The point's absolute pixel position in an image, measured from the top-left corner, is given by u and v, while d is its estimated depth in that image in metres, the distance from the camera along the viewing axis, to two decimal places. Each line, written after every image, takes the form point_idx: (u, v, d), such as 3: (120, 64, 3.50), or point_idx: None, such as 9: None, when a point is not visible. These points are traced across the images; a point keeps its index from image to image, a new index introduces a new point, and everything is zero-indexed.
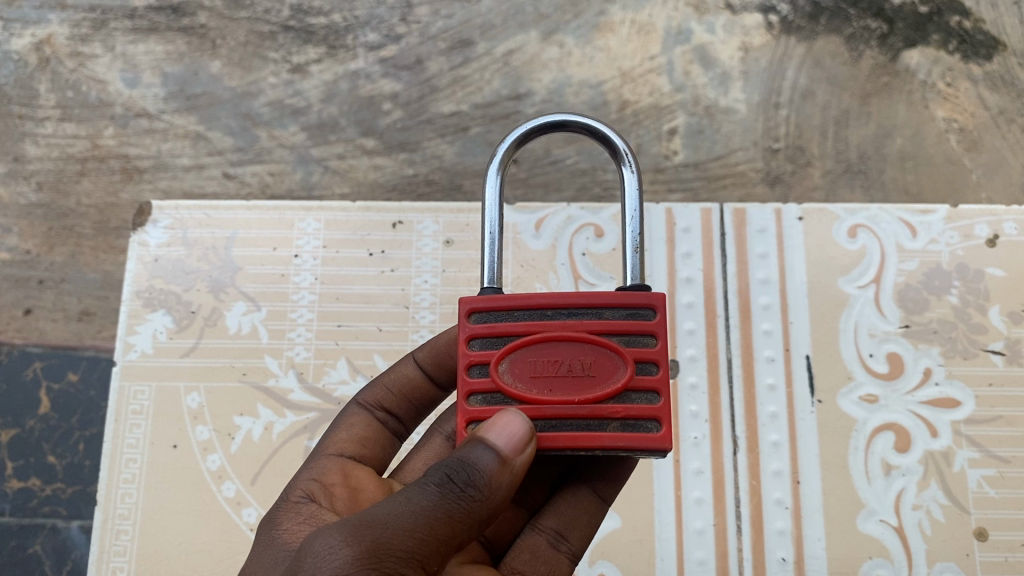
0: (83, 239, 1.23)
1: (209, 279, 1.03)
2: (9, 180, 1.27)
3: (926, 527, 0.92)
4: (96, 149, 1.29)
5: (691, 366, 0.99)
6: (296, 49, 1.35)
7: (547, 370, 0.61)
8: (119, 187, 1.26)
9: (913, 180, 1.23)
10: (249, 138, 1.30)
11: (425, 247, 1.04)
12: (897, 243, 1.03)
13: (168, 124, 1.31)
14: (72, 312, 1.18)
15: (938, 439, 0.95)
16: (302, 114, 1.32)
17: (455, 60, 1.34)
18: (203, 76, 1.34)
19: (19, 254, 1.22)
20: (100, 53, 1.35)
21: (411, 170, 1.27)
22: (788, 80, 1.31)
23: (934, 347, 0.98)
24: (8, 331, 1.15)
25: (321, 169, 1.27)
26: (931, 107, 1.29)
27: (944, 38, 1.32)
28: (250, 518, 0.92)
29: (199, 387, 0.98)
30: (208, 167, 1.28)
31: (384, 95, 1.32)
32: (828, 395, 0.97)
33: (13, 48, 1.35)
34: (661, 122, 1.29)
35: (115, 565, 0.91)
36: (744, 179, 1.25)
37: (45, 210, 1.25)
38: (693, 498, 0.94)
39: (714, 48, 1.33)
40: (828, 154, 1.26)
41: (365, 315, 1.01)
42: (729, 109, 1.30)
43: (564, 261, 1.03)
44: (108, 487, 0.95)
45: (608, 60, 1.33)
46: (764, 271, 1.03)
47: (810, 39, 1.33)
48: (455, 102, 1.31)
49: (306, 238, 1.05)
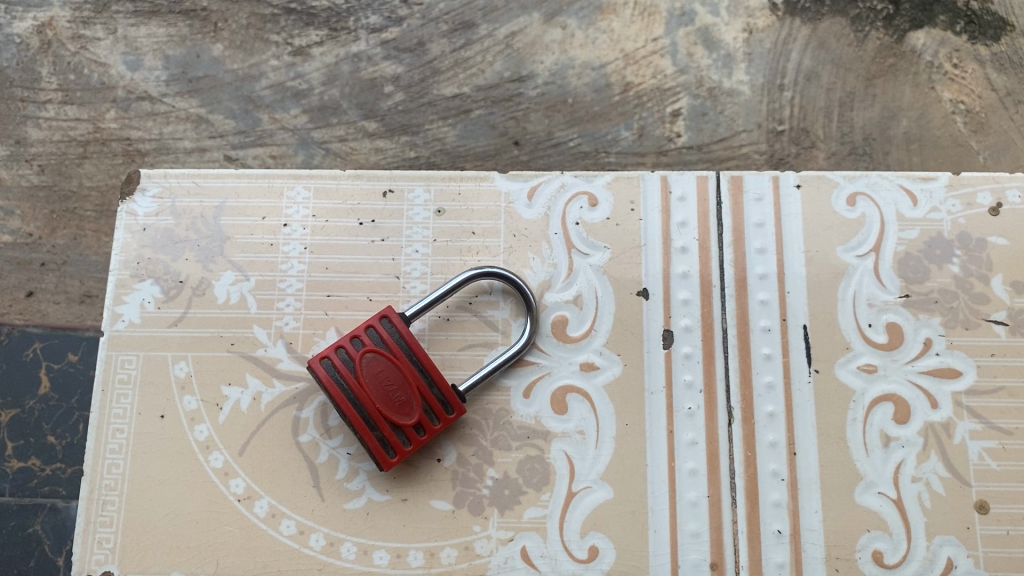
0: (84, 222, 1.43)
1: (199, 249, 1.01)
2: (13, 162, 1.44)
3: (926, 500, 0.91)
4: (99, 132, 1.44)
5: (685, 337, 0.96)
6: (298, 32, 1.46)
7: (379, 383, 0.88)
8: (122, 169, 1.42)
9: (918, 162, 1.36)
10: (251, 121, 1.43)
11: (416, 217, 1.02)
12: (897, 211, 1.00)
13: (171, 107, 1.44)
14: (74, 294, 1.41)
15: (938, 410, 0.93)
16: (304, 96, 1.44)
17: (458, 43, 1.44)
18: (205, 59, 1.46)
19: (21, 237, 1.42)
20: (102, 37, 1.47)
21: (414, 152, 1.41)
22: (792, 62, 1.40)
23: (934, 318, 0.96)
24: (12, 313, 1.39)
25: (323, 151, 1.42)
26: (938, 89, 1.39)
27: (950, 19, 1.41)
28: (238, 489, 0.92)
29: (186, 357, 0.97)
30: (210, 150, 1.42)
31: (386, 78, 1.44)
32: (825, 365, 0.95)
33: (16, 31, 1.49)
34: (664, 104, 1.40)
35: (101, 536, 0.91)
36: (748, 161, 1.37)
37: (48, 192, 1.44)
38: (687, 470, 0.92)
39: (718, 30, 1.43)
40: (832, 136, 1.37)
41: (356, 284, 0.99)
42: (733, 91, 1.40)
43: (557, 231, 1.01)
44: (94, 458, 0.93)
45: (612, 42, 1.43)
46: (761, 240, 0.99)
47: (814, 21, 1.42)
48: (457, 84, 1.43)
49: (295, 207, 1.02)
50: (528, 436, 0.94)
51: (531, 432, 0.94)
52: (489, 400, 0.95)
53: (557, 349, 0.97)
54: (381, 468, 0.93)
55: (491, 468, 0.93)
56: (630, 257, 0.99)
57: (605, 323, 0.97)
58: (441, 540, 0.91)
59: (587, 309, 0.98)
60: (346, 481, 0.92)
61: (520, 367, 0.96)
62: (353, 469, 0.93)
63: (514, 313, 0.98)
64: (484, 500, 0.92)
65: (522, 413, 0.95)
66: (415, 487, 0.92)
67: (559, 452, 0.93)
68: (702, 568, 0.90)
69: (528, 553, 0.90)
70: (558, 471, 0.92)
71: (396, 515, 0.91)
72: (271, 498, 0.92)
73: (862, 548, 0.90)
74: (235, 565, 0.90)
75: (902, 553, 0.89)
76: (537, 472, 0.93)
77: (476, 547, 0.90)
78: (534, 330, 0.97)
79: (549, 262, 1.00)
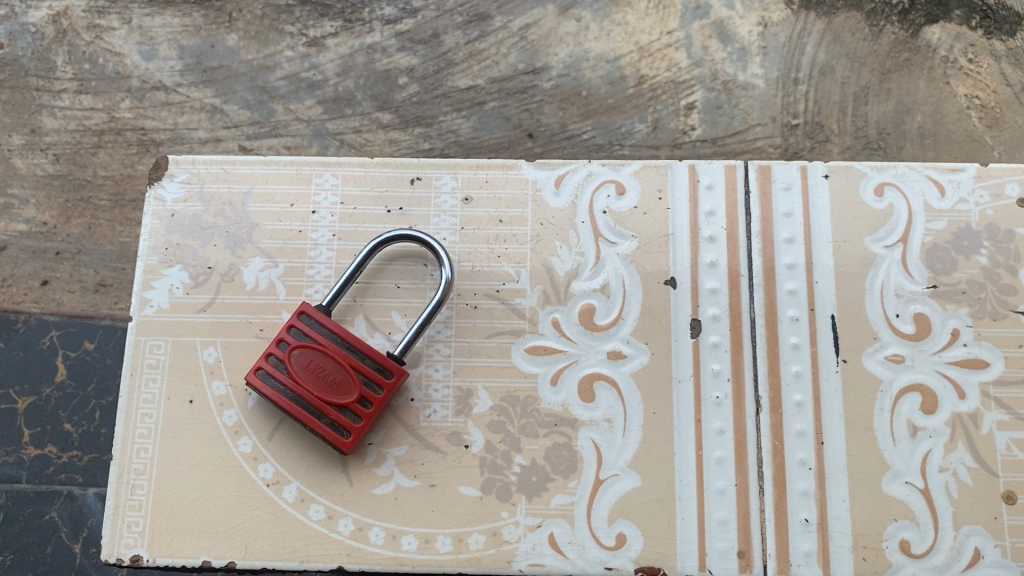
0: (99, 211, 1.55)
1: (227, 235, 1.01)
2: (29, 151, 1.58)
3: (953, 490, 0.91)
4: (113, 122, 1.59)
5: (713, 326, 0.96)
6: (312, 23, 1.63)
7: (312, 373, 0.90)
8: (135, 159, 1.57)
9: (931, 155, 1.50)
10: (265, 111, 1.58)
11: (443, 205, 1.02)
12: (924, 202, 1.00)
13: (185, 97, 1.60)
14: (89, 283, 1.51)
15: (965, 401, 0.93)
16: (318, 88, 1.60)
17: (472, 35, 1.60)
18: (220, 49, 1.62)
19: (36, 226, 1.55)
20: (117, 27, 1.64)
21: (428, 143, 1.56)
22: (807, 56, 1.55)
23: (962, 308, 0.96)
24: (27, 301, 1.49)
25: (338, 142, 1.57)
26: (952, 84, 1.54)
27: (966, 14, 1.57)
28: (267, 474, 0.93)
29: (215, 343, 0.97)
30: (225, 140, 1.57)
31: (400, 69, 1.60)
32: (853, 355, 0.95)
33: (32, 21, 1.66)
34: (679, 97, 1.56)
35: (130, 520, 0.91)
36: (761, 153, 1.52)
37: (62, 181, 1.56)
38: (715, 458, 0.92)
39: (733, 22, 1.59)
40: (847, 130, 1.51)
41: (384, 271, 0.99)
42: (747, 84, 1.55)
43: (584, 220, 1.01)
44: (123, 442, 0.94)
45: (626, 34, 1.59)
46: (789, 230, 0.99)
47: (829, 14, 1.57)
48: (470, 76, 1.58)
49: (324, 193, 1.02)
50: (555, 424, 0.94)
51: (558, 419, 0.94)
52: (517, 387, 0.95)
53: (584, 337, 0.97)
54: (410, 454, 0.93)
55: (519, 455, 0.93)
56: (658, 246, 0.99)
57: (633, 312, 0.97)
58: (469, 525, 0.91)
59: (614, 297, 0.98)
60: (375, 466, 0.93)
61: (548, 355, 0.96)
62: (382, 455, 0.93)
63: (541, 301, 0.98)
64: (512, 487, 0.92)
65: (550, 401, 0.95)
66: (443, 473, 0.93)
67: (586, 440, 0.93)
68: (729, 557, 0.90)
69: (556, 539, 0.91)
70: (585, 459, 0.93)
71: (424, 501, 0.92)
72: (300, 483, 0.92)
73: (889, 538, 0.90)
74: (264, 550, 0.90)
75: (930, 543, 0.89)
76: (565, 459, 0.93)
77: (504, 533, 0.91)
78: (561, 318, 0.98)
79: (576, 250, 1.00)
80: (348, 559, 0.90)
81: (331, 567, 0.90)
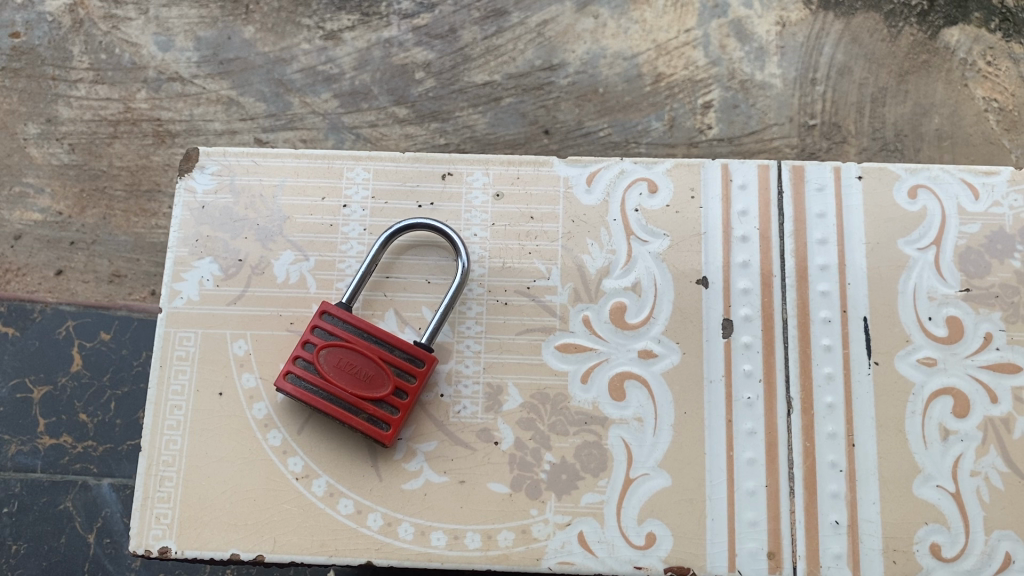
0: (114, 201, 1.55)
1: (257, 228, 1.01)
2: (45, 141, 1.58)
3: (985, 494, 0.91)
4: (129, 112, 1.59)
5: (745, 326, 0.96)
6: (329, 16, 1.63)
7: (344, 370, 0.89)
8: (151, 149, 1.57)
9: (949, 157, 1.50)
10: (282, 104, 1.58)
11: (474, 200, 1.02)
12: (958, 205, 1.00)
13: (201, 89, 1.60)
14: (103, 274, 1.51)
15: (998, 405, 0.93)
16: (334, 81, 1.60)
17: (489, 30, 1.60)
18: (236, 41, 1.62)
19: (50, 215, 1.54)
20: (134, 17, 1.64)
21: (444, 138, 1.56)
22: (825, 56, 1.55)
23: (995, 312, 0.96)
24: (42, 290, 1.49)
25: (353, 136, 1.56)
26: (971, 86, 1.53)
27: (985, 16, 1.56)
28: (296, 467, 0.92)
29: (245, 335, 0.97)
30: (241, 132, 1.57)
31: (416, 63, 1.59)
32: (885, 357, 0.95)
33: (49, 10, 1.66)
34: (696, 96, 1.55)
35: (159, 511, 0.91)
36: (778, 153, 1.52)
37: (77, 170, 1.56)
38: (746, 459, 0.92)
39: (751, 22, 1.58)
40: (864, 131, 1.51)
41: (414, 267, 0.99)
42: (764, 84, 1.55)
43: (616, 217, 1.00)
44: (152, 434, 0.94)
45: (644, 32, 1.59)
46: (822, 231, 0.99)
47: (848, 15, 1.57)
48: (487, 72, 1.58)
49: (355, 187, 1.02)
50: (585, 422, 0.94)
51: (588, 417, 0.94)
52: (547, 385, 0.95)
53: (615, 335, 0.96)
54: (439, 450, 0.93)
55: (548, 452, 0.93)
56: (690, 245, 0.99)
57: (664, 311, 0.97)
58: (499, 522, 0.91)
59: (645, 296, 0.98)
60: (405, 462, 0.93)
61: (578, 352, 0.96)
62: (411, 450, 0.93)
63: (572, 298, 0.98)
64: (542, 484, 0.92)
65: (580, 399, 0.95)
66: (472, 469, 0.92)
67: (616, 438, 0.93)
68: (759, 558, 0.90)
69: (585, 537, 0.90)
70: (615, 457, 0.93)
71: (454, 497, 0.91)
72: (330, 477, 0.92)
73: (920, 542, 0.89)
74: (293, 543, 0.90)
75: (961, 547, 0.89)
76: (595, 458, 0.93)
77: (533, 530, 0.90)
78: (592, 316, 0.97)
79: (608, 248, 0.99)
80: (377, 554, 0.90)
81: (360, 562, 0.89)
